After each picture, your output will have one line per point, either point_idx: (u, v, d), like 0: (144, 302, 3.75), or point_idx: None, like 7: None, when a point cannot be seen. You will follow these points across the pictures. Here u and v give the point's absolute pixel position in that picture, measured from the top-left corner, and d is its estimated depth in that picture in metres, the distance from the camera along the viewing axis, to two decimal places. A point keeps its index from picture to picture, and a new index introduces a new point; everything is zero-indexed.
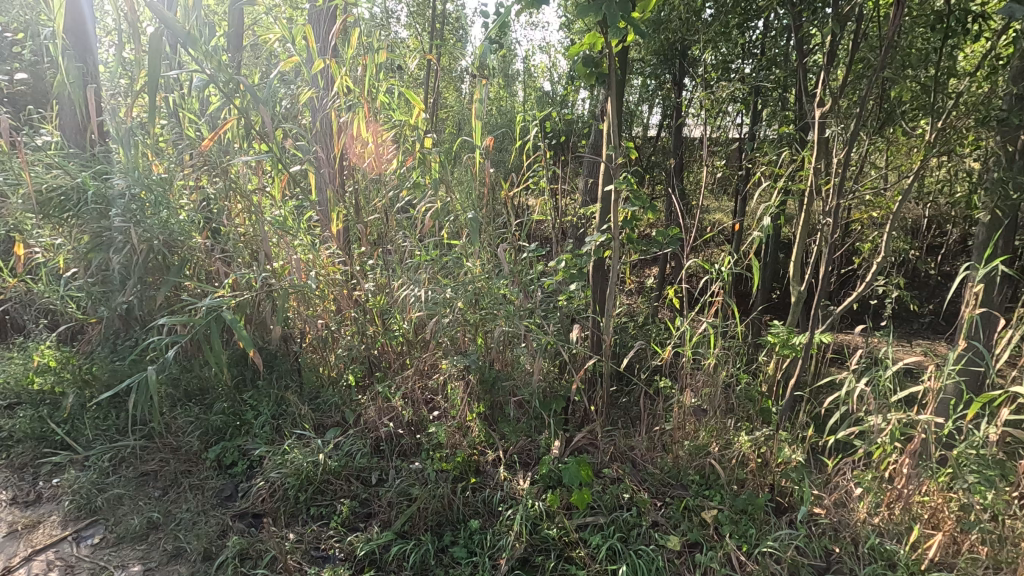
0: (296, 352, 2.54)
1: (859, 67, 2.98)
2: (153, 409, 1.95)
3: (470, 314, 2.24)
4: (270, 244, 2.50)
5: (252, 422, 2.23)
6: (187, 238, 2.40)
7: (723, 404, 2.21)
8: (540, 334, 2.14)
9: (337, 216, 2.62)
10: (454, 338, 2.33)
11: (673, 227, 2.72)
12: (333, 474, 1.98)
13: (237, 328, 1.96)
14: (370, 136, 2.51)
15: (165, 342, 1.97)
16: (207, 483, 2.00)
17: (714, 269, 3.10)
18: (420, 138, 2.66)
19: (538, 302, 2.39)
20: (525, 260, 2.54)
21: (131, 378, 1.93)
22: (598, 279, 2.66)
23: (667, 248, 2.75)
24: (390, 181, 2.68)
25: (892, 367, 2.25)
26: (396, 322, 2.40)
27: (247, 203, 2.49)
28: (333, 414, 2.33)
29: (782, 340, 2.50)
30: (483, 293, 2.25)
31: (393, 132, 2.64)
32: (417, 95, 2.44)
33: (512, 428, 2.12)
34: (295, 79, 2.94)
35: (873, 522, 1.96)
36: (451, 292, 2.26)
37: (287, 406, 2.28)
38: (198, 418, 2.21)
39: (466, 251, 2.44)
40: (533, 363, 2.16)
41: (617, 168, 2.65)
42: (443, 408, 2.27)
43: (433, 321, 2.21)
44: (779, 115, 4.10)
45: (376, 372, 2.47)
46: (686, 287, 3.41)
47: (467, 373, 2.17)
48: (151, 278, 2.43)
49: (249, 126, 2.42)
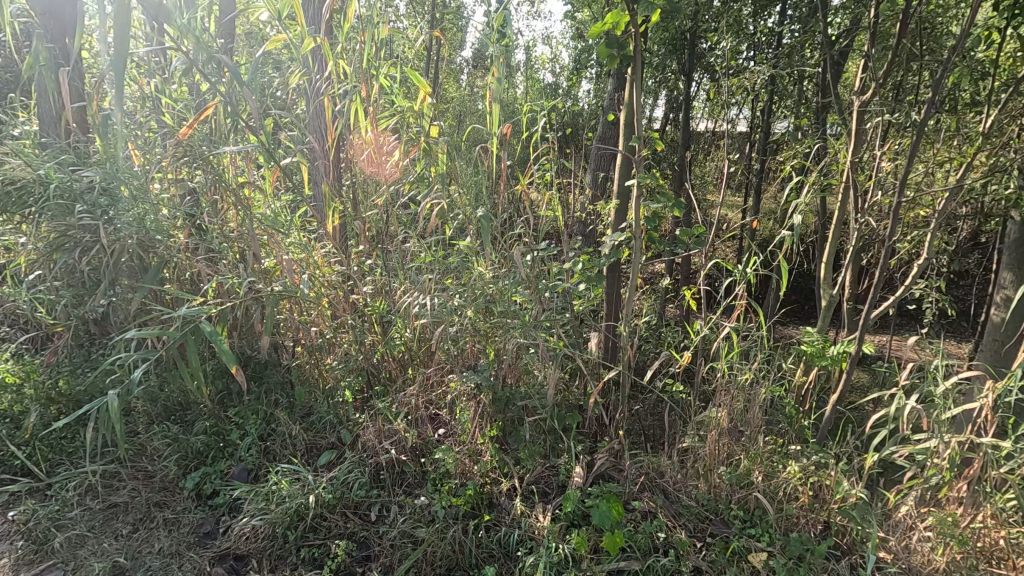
0: (287, 363, 2.31)
1: (896, 53, 2.77)
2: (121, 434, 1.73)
3: (480, 322, 2.03)
4: (260, 242, 2.31)
5: (237, 443, 2.01)
6: (166, 238, 2.18)
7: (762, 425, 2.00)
8: (559, 346, 1.93)
9: (333, 212, 2.36)
10: (463, 348, 2.11)
11: (698, 226, 2.52)
12: (328, 508, 1.76)
13: (218, 340, 1.72)
14: (369, 125, 2.25)
15: (134, 356, 1.74)
16: (183, 518, 1.78)
17: (738, 270, 2.87)
18: (424, 127, 2.41)
19: (554, 308, 2.18)
20: (537, 261, 2.32)
21: (90, 402, 1.70)
22: (613, 282, 2.46)
23: (691, 248, 2.55)
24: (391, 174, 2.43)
25: (946, 383, 2.04)
26: (398, 330, 2.19)
27: (234, 198, 2.26)
28: (328, 435, 2.08)
29: (817, 350, 2.36)
30: (494, 298, 2.02)
31: (394, 119, 2.44)
32: (421, 76, 2.20)
33: (528, 452, 1.90)
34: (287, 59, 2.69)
35: (940, 564, 1.75)
36: (459, 298, 2.04)
37: (276, 425, 2.05)
38: (177, 439, 1.99)
39: (476, 252, 2.22)
40: (551, 379, 1.94)
41: (639, 162, 2.45)
42: (450, 427, 2.05)
43: (439, 329, 1.99)
44: (798, 107, 3.89)
45: (375, 385, 2.25)
46: (706, 288, 3.18)
47: (478, 391, 1.95)
48: (126, 281, 2.19)
49: (233, 113, 2.18)
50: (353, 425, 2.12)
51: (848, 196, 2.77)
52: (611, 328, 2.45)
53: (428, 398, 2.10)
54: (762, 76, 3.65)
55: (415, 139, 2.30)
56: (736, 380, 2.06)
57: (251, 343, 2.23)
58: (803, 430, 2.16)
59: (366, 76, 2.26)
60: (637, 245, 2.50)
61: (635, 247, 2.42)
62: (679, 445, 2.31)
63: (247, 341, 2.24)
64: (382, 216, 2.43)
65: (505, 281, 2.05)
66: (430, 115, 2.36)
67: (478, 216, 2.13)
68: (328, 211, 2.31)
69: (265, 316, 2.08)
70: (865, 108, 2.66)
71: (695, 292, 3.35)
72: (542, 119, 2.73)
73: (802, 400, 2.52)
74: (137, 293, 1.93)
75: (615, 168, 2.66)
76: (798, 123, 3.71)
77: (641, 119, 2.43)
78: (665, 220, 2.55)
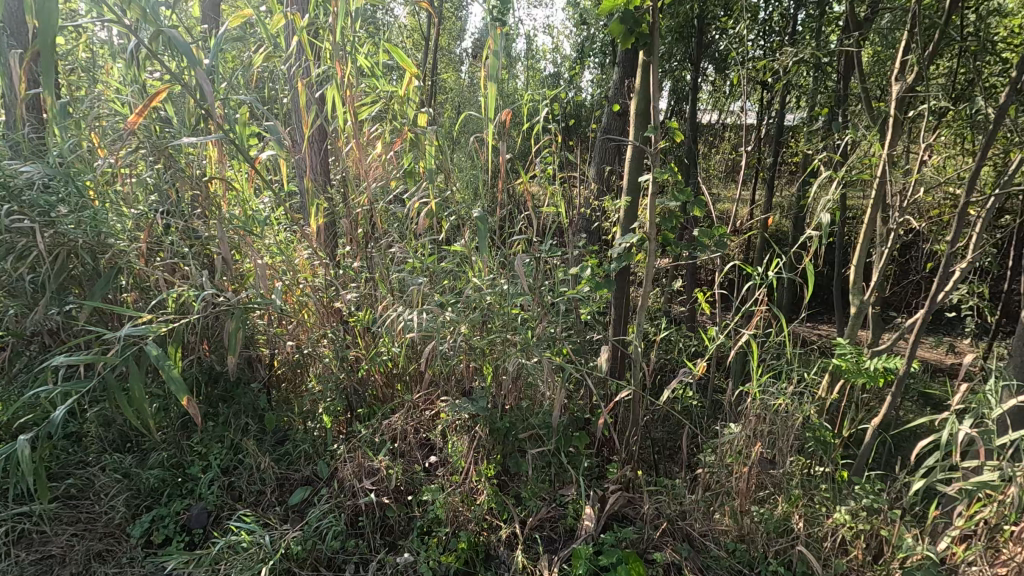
0: (262, 379, 2.07)
1: (934, 35, 2.52)
2: (45, 475, 1.45)
3: (476, 339, 1.78)
4: (232, 246, 2.11)
5: (198, 479, 1.77)
6: (119, 242, 1.92)
7: (795, 457, 1.77)
8: (568, 368, 1.68)
9: (317, 209, 2.16)
10: (457, 367, 1.86)
11: (720, 226, 2.27)
12: (297, 563, 1.54)
13: (167, 366, 1.44)
14: (345, 112, 1.99)
15: (61, 388, 1.45)
16: (128, 572, 1.54)
17: (759, 275, 2.52)
18: (412, 115, 2.10)
19: (561, 321, 1.92)
20: (542, 268, 2.06)
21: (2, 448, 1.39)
22: (622, 289, 2.23)
23: (711, 251, 2.30)
24: (372, 167, 2.18)
25: (1004, 407, 1.80)
26: (384, 346, 1.94)
27: (202, 198, 2.01)
28: (303, 467, 1.85)
29: (852, 364, 2.13)
30: (493, 312, 1.78)
31: (379, 106, 2.15)
32: (407, 56, 1.91)
33: (530, 492, 1.67)
34: (256, 33, 2.37)
35: None
36: (452, 311, 1.79)
37: (244, 458, 1.82)
38: (128, 475, 1.74)
39: (473, 256, 1.98)
40: (557, 406, 1.70)
41: (655, 155, 2.19)
42: (442, 459, 1.82)
43: (430, 344, 1.74)
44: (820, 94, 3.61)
45: (359, 406, 2.01)
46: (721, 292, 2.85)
47: (472, 422, 1.72)
48: (76, 290, 1.97)
49: (191, 99, 1.88)
50: (334, 452, 1.89)
51: (884, 193, 2.51)
52: (621, 340, 2.24)
53: (417, 423, 1.87)
54: (779, 62, 3.40)
55: (395, 129, 2.01)
56: (767, 406, 1.82)
57: (219, 357, 1.98)
58: (839, 458, 1.93)
59: (339, 56, 1.98)
60: (651, 247, 2.25)
61: (648, 249, 2.18)
62: (695, 471, 2.10)
63: (214, 355, 1.99)
64: (368, 216, 2.18)
65: (506, 290, 1.80)
66: (416, 98, 2.07)
67: (475, 216, 1.87)
68: (310, 208, 2.11)
69: (229, 330, 1.81)
70: (905, 93, 2.39)
71: (708, 297, 3.00)
72: (543, 107, 2.48)
73: (832, 419, 2.29)
74: (81, 308, 1.69)
75: (625, 161, 2.41)
76: (817, 114, 3.45)
77: (658, 107, 2.18)
78: (682, 218, 2.31)
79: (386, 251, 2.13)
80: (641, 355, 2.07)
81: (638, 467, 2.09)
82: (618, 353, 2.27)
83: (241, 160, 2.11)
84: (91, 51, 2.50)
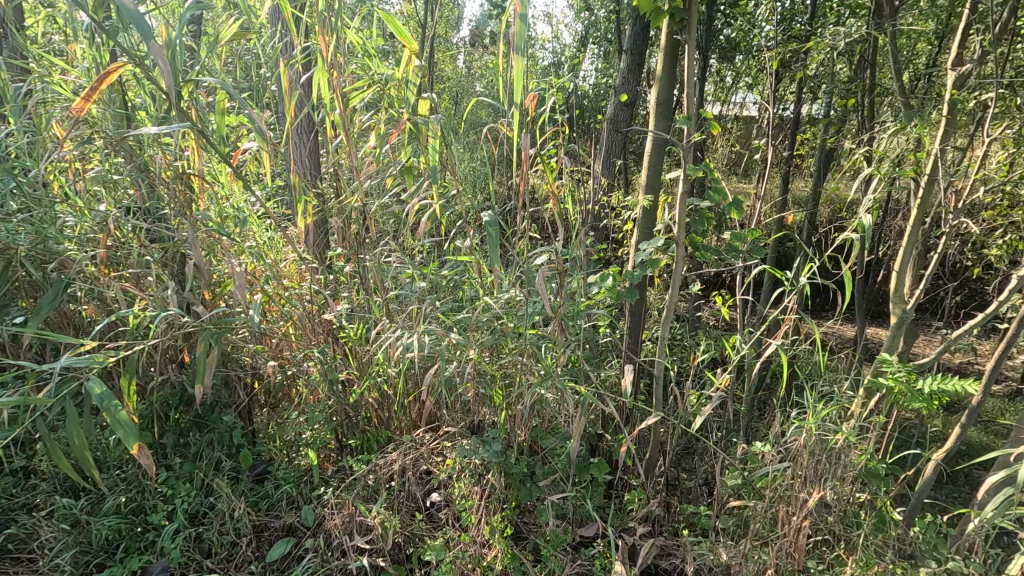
0: (242, 403, 1.83)
1: (988, 16, 2.29)
2: None
3: (486, 366, 1.54)
4: (208, 250, 1.86)
5: (161, 530, 1.53)
6: (68, 249, 1.66)
7: (835, 493, 1.66)
8: (593, 402, 1.45)
9: (306, 207, 1.90)
10: (462, 395, 1.63)
11: (756, 230, 2.04)
12: None
13: (112, 408, 1.18)
14: (334, 95, 1.68)
15: None
16: None
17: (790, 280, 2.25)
18: (411, 102, 1.79)
19: (581, 341, 1.67)
20: (558, 278, 1.82)
21: None
22: (641, 303, 2.05)
23: (743, 257, 2.09)
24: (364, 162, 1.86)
25: None
26: (379, 369, 1.69)
27: (170, 197, 1.75)
28: (287, 513, 1.62)
29: (904, 385, 1.96)
30: (505, 334, 1.53)
31: (372, 91, 1.82)
32: (404, 28, 1.59)
33: (550, 548, 1.44)
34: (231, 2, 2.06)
35: None
36: (457, 331, 1.54)
37: (217, 503, 1.58)
38: (79, 525, 1.50)
39: (481, 266, 1.75)
40: (579, 446, 1.46)
41: (688, 148, 1.92)
42: (446, 503, 1.59)
43: (434, 368, 1.50)
44: (849, 83, 3.35)
45: (352, 435, 1.78)
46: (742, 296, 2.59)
47: (481, 466, 1.48)
48: (23, 303, 1.72)
49: (149, 82, 1.58)
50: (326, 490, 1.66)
51: (933, 193, 2.27)
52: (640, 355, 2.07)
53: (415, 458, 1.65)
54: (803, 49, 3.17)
55: (391, 116, 1.71)
56: (813, 443, 1.65)
57: (191, 379, 1.73)
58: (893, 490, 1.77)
59: (325, 28, 1.67)
60: (680, 253, 2.01)
61: (676, 256, 1.95)
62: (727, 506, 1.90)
63: (186, 375, 1.75)
64: (357, 218, 1.92)
65: (521, 306, 1.57)
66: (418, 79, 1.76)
67: (484, 222, 1.60)
68: (298, 207, 1.84)
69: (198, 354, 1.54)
70: (963, 81, 2.14)
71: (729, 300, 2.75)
72: (555, 94, 2.23)
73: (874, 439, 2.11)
74: (22, 329, 1.44)
75: (646, 154, 2.16)
76: (844, 105, 3.21)
77: (692, 91, 1.85)
78: (715, 221, 2.06)
79: (382, 259, 1.90)
80: (662, 372, 1.97)
81: (663, 503, 1.92)
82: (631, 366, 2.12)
83: (216, 154, 1.84)
84: (53, 30, 2.24)
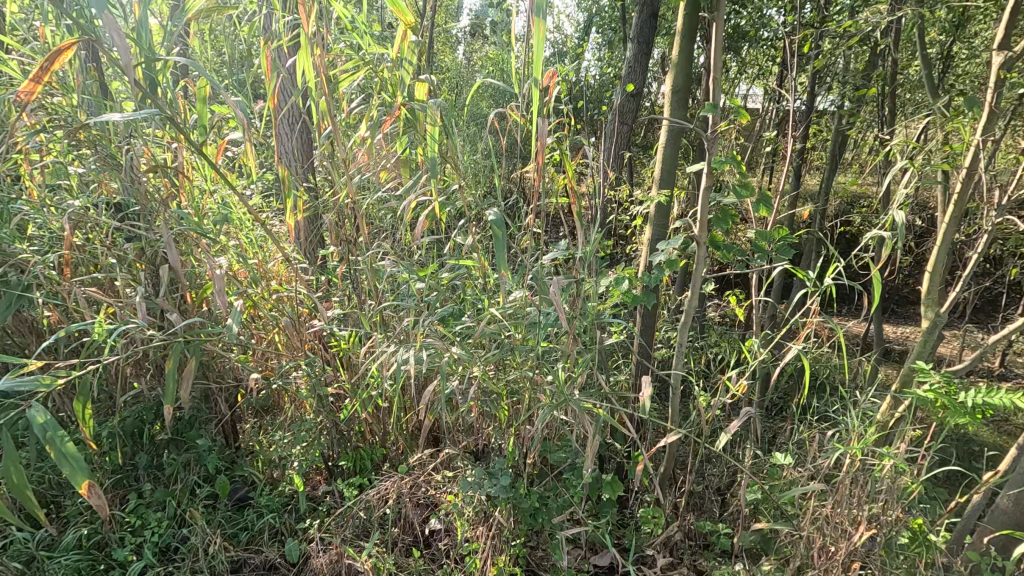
0: (224, 417, 1.69)
1: None
2: None
3: (489, 383, 1.38)
4: (186, 249, 1.70)
5: (128, 567, 1.40)
6: (23, 251, 1.50)
7: (875, 524, 1.51)
8: (609, 427, 1.29)
9: (295, 203, 1.74)
10: (463, 413, 1.48)
11: (782, 228, 1.90)
12: None
13: (56, 442, 1.01)
14: (319, 78, 1.51)
15: None
16: None
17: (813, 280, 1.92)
18: (406, 84, 1.59)
19: (594, 353, 1.52)
20: (567, 282, 1.66)
21: None
22: (649, 313, 1.99)
23: (768, 258, 1.93)
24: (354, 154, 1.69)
25: None
26: (371, 384, 1.53)
27: (145, 193, 1.61)
28: (272, 544, 1.49)
29: (944, 399, 1.80)
30: (513, 348, 1.37)
31: (364, 73, 1.62)
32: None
33: None
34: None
35: None
36: (457, 346, 1.38)
37: (192, 536, 1.45)
38: (36, 561, 1.36)
39: (485, 271, 1.60)
40: (592, 475, 1.32)
41: (713, 139, 1.73)
42: (446, 534, 1.46)
43: (432, 386, 1.35)
44: (871, 70, 3.15)
45: (343, 454, 1.65)
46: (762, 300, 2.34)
47: (483, 497, 1.34)
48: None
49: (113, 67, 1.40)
50: (330, 512, 1.56)
51: (973, 189, 2.09)
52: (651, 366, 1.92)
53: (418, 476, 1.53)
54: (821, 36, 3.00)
55: (383, 102, 1.54)
56: (848, 469, 1.53)
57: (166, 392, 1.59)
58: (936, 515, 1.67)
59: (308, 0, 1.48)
60: (703, 253, 1.82)
61: (697, 257, 1.80)
62: (749, 531, 1.77)
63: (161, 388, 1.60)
64: (349, 216, 1.76)
65: (529, 316, 1.42)
66: (413, 60, 1.58)
67: (488, 222, 1.43)
68: (287, 203, 1.70)
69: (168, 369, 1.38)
70: (1011, 66, 1.95)
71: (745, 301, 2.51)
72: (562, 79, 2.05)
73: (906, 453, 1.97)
74: None
75: (660, 145, 1.98)
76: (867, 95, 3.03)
77: (719, 78, 1.65)
78: (740, 219, 1.89)
79: (376, 262, 1.74)
80: (679, 382, 1.83)
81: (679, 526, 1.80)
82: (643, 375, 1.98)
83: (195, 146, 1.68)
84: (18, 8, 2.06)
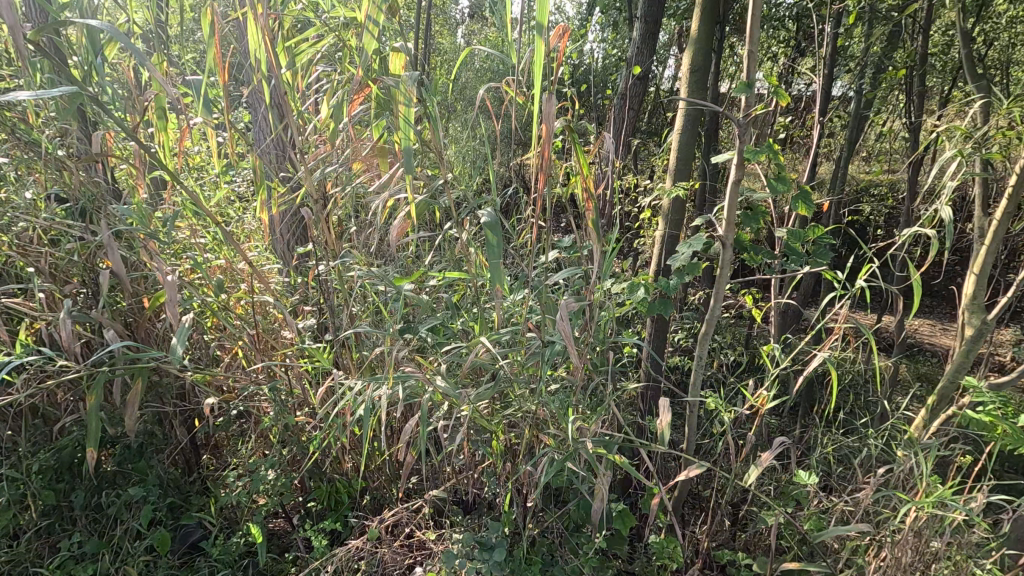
0: (180, 447, 1.48)
1: None
2: None
3: (479, 420, 1.16)
4: (134, 250, 1.49)
5: None
6: None
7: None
8: (619, 480, 1.07)
9: (266, 197, 1.52)
10: (451, 451, 1.28)
11: (820, 227, 1.66)
12: None
13: None
14: (267, 49, 1.26)
15: None
16: None
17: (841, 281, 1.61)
18: (377, 55, 1.32)
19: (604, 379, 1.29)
20: (577, 293, 1.43)
21: None
22: (664, 323, 1.77)
23: (803, 261, 1.70)
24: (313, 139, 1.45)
25: None
26: (340, 419, 1.31)
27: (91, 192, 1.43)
28: None
29: (1004, 424, 1.57)
30: (506, 381, 1.15)
31: (329, 42, 1.35)
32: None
33: None
34: None
35: None
36: (441, 379, 1.16)
37: None
38: None
39: (479, 281, 1.38)
40: (598, 533, 1.11)
41: (745, 126, 1.47)
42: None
43: (413, 425, 1.14)
44: (902, 51, 2.86)
45: (315, 493, 1.44)
46: (778, 302, 2.06)
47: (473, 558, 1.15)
48: None
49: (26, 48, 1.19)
50: (299, 562, 1.36)
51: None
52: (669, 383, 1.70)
53: (400, 520, 1.32)
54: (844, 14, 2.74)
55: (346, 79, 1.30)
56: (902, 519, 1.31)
57: (108, 419, 1.38)
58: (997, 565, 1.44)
59: None
60: (728, 256, 1.51)
61: (720, 259, 1.50)
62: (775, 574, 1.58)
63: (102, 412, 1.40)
64: (319, 212, 1.50)
65: (529, 343, 1.20)
66: (382, 23, 1.31)
67: (483, 224, 1.18)
68: (256, 197, 1.48)
69: (87, 404, 1.19)
70: None
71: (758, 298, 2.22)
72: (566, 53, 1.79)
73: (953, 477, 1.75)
74: None
75: (681, 130, 1.72)
76: (895, 79, 2.75)
77: (752, 52, 1.38)
78: (772, 217, 1.64)
79: (354, 271, 1.52)
80: (699, 405, 1.61)
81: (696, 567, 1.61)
82: (656, 392, 1.76)
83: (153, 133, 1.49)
84: None
